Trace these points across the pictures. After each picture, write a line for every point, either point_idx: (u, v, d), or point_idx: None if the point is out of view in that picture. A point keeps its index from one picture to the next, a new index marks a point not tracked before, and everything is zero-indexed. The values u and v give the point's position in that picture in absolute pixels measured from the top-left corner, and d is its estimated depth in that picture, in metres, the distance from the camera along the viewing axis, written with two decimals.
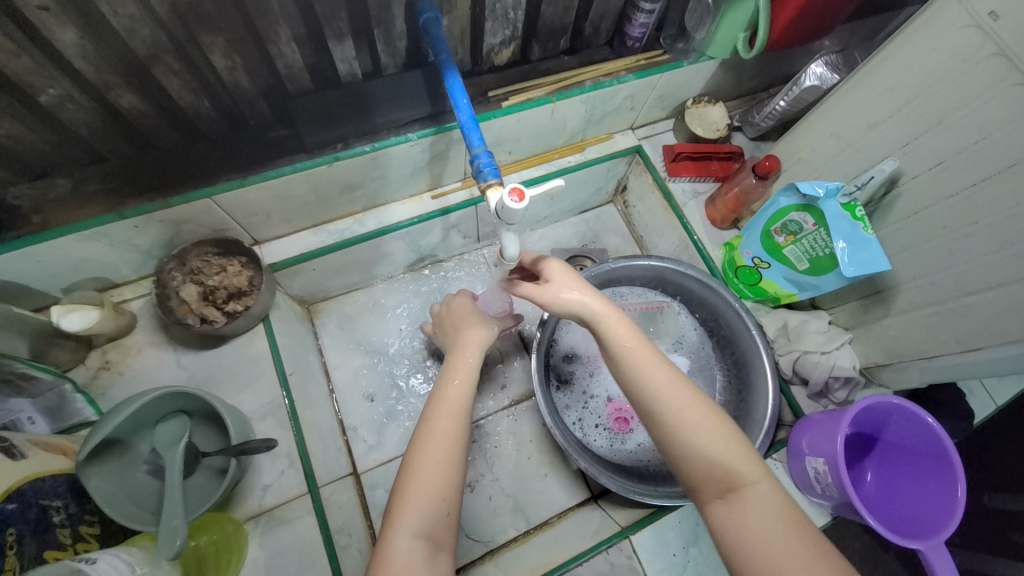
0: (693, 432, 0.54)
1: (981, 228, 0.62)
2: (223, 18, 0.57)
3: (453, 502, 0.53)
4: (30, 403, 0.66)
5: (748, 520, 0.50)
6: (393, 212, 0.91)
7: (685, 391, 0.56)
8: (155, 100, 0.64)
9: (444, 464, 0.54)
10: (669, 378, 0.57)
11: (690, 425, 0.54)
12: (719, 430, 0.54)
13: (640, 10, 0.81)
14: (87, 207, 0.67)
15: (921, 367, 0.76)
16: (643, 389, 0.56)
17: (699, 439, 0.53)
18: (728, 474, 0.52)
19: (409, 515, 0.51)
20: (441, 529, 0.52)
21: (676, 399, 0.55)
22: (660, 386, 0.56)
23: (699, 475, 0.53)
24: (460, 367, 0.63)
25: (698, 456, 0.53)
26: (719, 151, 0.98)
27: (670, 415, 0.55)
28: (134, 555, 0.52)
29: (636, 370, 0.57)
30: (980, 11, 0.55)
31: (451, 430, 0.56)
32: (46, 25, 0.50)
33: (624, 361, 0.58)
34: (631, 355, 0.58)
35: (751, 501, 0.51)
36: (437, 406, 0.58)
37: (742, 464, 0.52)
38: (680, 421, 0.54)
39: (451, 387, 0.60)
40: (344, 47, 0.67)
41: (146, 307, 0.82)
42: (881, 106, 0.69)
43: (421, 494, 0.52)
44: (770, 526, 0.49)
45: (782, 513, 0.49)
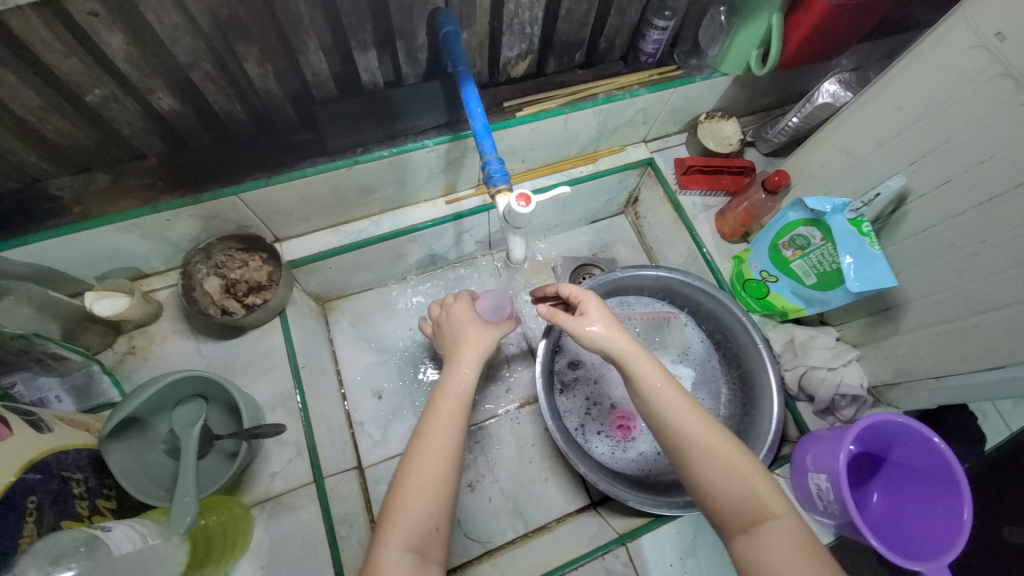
0: (717, 467, 0.57)
1: (989, 247, 0.62)
2: (258, 29, 0.61)
3: (441, 518, 0.55)
4: (59, 382, 0.71)
5: (771, 553, 0.52)
6: (408, 215, 0.94)
7: (710, 428, 0.59)
8: (192, 103, 0.68)
9: (436, 479, 0.55)
10: (695, 414, 0.60)
11: (715, 461, 0.57)
12: (742, 466, 0.57)
13: (653, 27, 0.83)
14: (124, 200, 0.71)
15: (930, 388, 0.75)
16: (669, 425, 0.60)
17: (724, 474, 0.57)
18: (752, 508, 0.55)
19: (396, 531, 0.53)
20: (429, 543, 0.54)
21: (702, 437, 0.59)
22: (684, 421, 0.59)
23: (723, 509, 0.56)
24: (458, 375, 0.63)
25: (722, 490, 0.56)
26: (730, 165, 0.99)
27: (696, 451, 0.58)
28: (146, 527, 0.55)
29: (661, 407, 0.61)
30: (988, 32, 0.56)
31: (445, 444, 0.58)
32: (96, 32, 0.54)
33: (650, 397, 0.61)
34: (656, 391, 0.62)
35: (774, 535, 0.53)
36: (430, 419, 0.59)
37: (765, 500, 0.55)
38: (705, 457, 0.58)
39: (447, 400, 0.61)
40: (368, 57, 0.71)
41: (172, 297, 0.86)
42: (889, 124, 0.70)
43: (410, 511, 0.54)
44: (792, 560, 0.51)
45: (804, 548, 0.52)
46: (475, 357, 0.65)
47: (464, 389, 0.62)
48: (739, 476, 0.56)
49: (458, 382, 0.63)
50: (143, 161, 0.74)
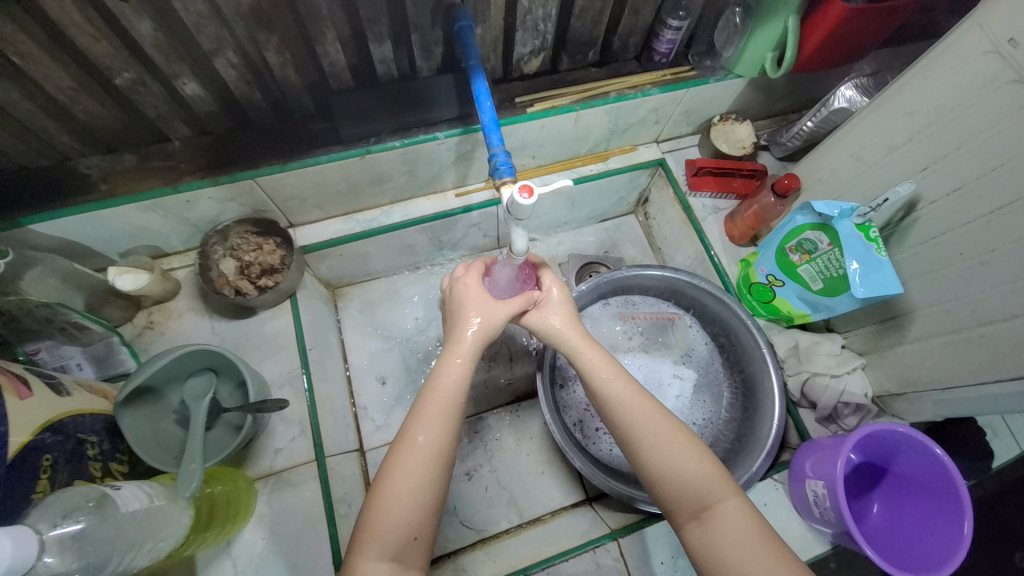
0: (666, 455, 0.58)
1: (998, 256, 0.61)
2: (278, 19, 0.64)
3: (419, 526, 0.55)
4: (80, 351, 0.74)
5: (720, 537, 0.54)
6: (417, 206, 0.96)
7: (656, 416, 0.60)
8: (214, 89, 0.71)
9: (417, 488, 0.56)
10: (643, 403, 0.61)
11: (662, 450, 0.58)
12: (689, 452, 0.58)
13: (667, 26, 0.83)
14: (148, 180, 0.75)
15: (935, 399, 0.74)
16: (619, 416, 0.61)
17: (672, 461, 0.58)
18: (700, 494, 0.56)
19: (373, 537, 0.54)
20: (407, 550, 0.54)
21: (647, 425, 0.60)
22: (630, 409, 0.61)
23: (674, 497, 0.57)
24: (450, 370, 0.62)
25: (671, 478, 0.57)
26: (742, 168, 0.98)
27: (643, 440, 0.59)
28: (154, 488, 0.57)
29: (610, 400, 0.62)
30: (1000, 37, 0.55)
31: (432, 448, 0.57)
32: (126, 17, 0.57)
33: (599, 389, 0.63)
34: (607, 383, 0.63)
35: (723, 519, 0.55)
36: (419, 422, 0.59)
37: (712, 484, 0.56)
38: (653, 445, 0.59)
39: (439, 398, 0.60)
40: (383, 50, 0.73)
41: (189, 276, 0.89)
42: (901, 129, 0.69)
43: (388, 520, 0.55)
44: (741, 542, 0.53)
45: (750, 530, 0.54)
46: (469, 350, 0.63)
47: (457, 387, 0.61)
48: (688, 462, 0.57)
49: (449, 380, 0.61)
50: (167, 144, 0.77)
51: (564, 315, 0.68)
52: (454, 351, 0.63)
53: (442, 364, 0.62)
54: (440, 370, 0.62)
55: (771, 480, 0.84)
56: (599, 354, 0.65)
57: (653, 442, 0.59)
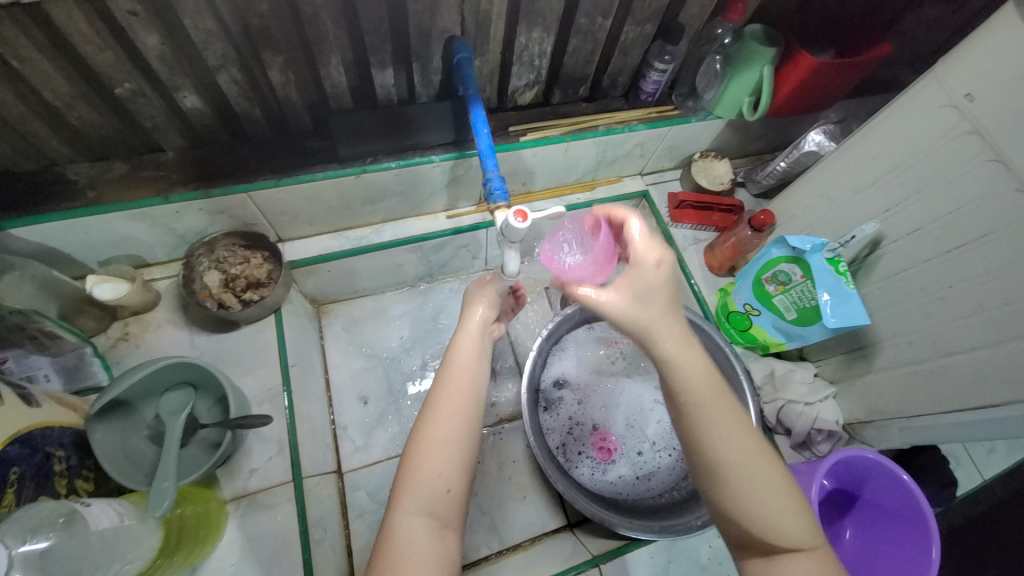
0: (759, 496, 0.49)
1: (956, 292, 0.66)
2: (284, 40, 0.66)
3: (453, 480, 0.55)
4: (49, 361, 0.70)
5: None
6: (408, 226, 0.97)
7: (755, 451, 0.51)
8: (214, 103, 0.72)
9: (448, 441, 0.56)
10: (743, 433, 0.51)
11: (754, 489, 0.49)
12: (783, 498, 0.50)
13: (653, 68, 0.88)
14: (137, 189, 0.74)
15: (901, 426, 0.78)
16: (711, 440, 0.50)
17: (765, 506, 0.49)
18: (786, 545, 0.49)
19: (406, 496, 0.54)
20: (442, 506, 0.54)
21: (740, 458, 0.50)
22: (731, 443, 0.50)
23: (750, 535, 0.50)
24: (469, 335, 0.65)
25: (755, 520, 0.49)
26: (720, 203, 1.04)
27: (736, 472, 0.50)
28: (124, 507, 0.55)
29: (705, 418, 0.51)
30: (958, 92, 0.61)
31: (458, 402, 0.58)
32: (134, 29, 0.58)
33: (695, 401, 0.51)
34: (705, 400, 0.51)
35: (803, 573, 0.48)
36: (443, 385, 0.60)
37: (801, 537, 0.49)
38: (746, 484, 0.49)
39: (460, 359, 0.62)
40: (384, 75, 0.76)
41: (170, 288, 0.87)
42: (866, 173, 0.75)
43: (423, 474, 0.55)
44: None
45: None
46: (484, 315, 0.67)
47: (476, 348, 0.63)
48: (778, 509, 0.49)
49: (468, 344, 0.64)
50: (159, 154, 0.77)
51: (663, 301, 0.53)
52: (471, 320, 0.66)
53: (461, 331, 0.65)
54: (457, 341, 0.64)
55: None
56: (703, 364, 0.52)
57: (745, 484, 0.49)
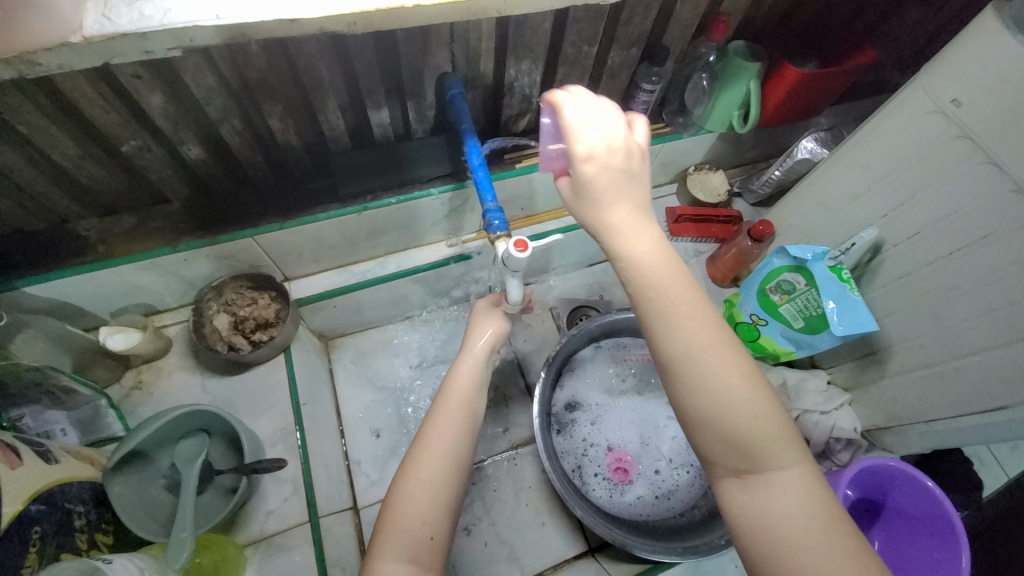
0: (725, 401, 0.46)
1: (961, 294, 0.66)
2: (283, 90, 0.68)
3: (436, 526, 0.55)
4: (65, 415, 0.72)
5: (770, 505, 0.45)
6: (411, 257, 0.98)
7: (719, 354, 0.47)
8: (216, 152, 0.74)
9: (432, 485, 0.57)
10: (703, 330, 0.47)
11: (719, 395, 0.46)
12: (750, 400, 0.46)
13: (641, 89, 0.90)
14: (147, 241, 0.76)
15: (921, 431, 0.77)
16: (668, 346, 0.47)
17: (734, 409, 0.45)
18: (756, 456, 0.46)
19: (390, 540, 0.54)
20: (424, 552, 0.54)
21: (704, 363, 0.46)
22: (696, 350, 0.46)
23: (718, 448, 0.47)
24: (463, 372, 0.66)
25: (722, 428, 0.46)
26: (719, 215, 1.05)
27: (699, 379, 0.46)
28: (145, 561, 0.55)
29: (660, 322, 0.47)
30: (943, 98, 0.62)
31: (445, 444, 0.59)
32: (138, 90, 0.60)
33: (649, 303, 0.48)
34: (657, 300, 0.48)
35: (775, 485, 0.45)
36: (435, 420, 0.61)
37: (771, 445, 0.46)
38: (711, 392, 0.46)
39: (453, 397, 0.63)
40: (380, 114, 0.78)
41: (181, 333, 0.89)
42: (861, 179, 0.76)
43: (406, 517, 0.55)
44: (795, 513, 0.44)
45: (804, 499, 0.45)
46: (480, 354, 0.69)
47: (469, 385, 0.65)
48: (748, 414, 0.46)
49: (464, 382, 0.66)
50: (167, 205, 0.79)
51: (616, 198, 0.50)
52: (467, 358, 0.68)
53: (457, 368, 0.67)
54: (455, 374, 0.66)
55: None
56: (661, 259, 0.49)
57: (710, 393, 0.46)
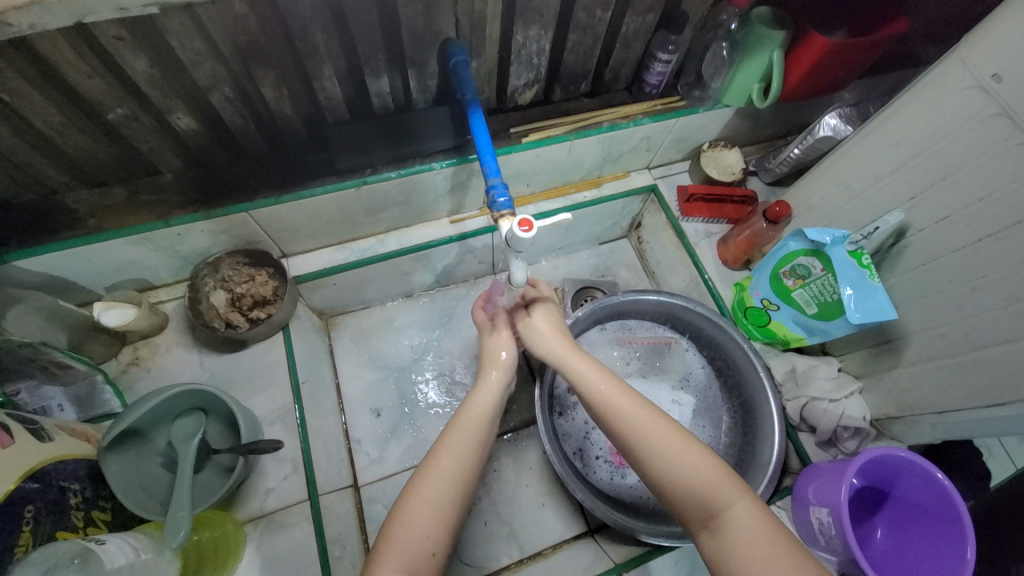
0: (674, 460, 0.57)
1: (988, 282, 0.63)
2: (277, 56, 0.64)
3: (438, 542, 0.55)
4: (61, 391, 0.71)
5: (731, 544, 0.51)
6: (412, 234, 0.95)
7: (658, 424, 0.60)
8: (208, 122, 0.71)
9: (442, 504, 0.56)
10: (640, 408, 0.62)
11: (667, 457, 0.57)
12: (694, 455, 0.57)
13: (657, 59, 0.85)
14: (138, 214, 0.74)
15: (933, 423, 0.74)
16: (622, 428, 0.61)
17: (676, 467, 0.56)
18: (706, 502, 0.54)
19: (392, 552, 0.53)
20: (423, 567, 0.53)
21: (644, 430, 0.60)
22: (640, 423, 0.60)
23: (683, 505, 0.56)
24: (481, 397, 0.66)
25: (678, 485, 0.56)
26: (733, 195, 1.01)
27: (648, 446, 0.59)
28: (140, 540, 0.54)
29: (611, 408, 0.63)
30: (984, 73, 0.58)
31: (456, 468, 0.59)
32: (121, 53, 0.57)
33: (596, 394, 0.64)
34: (602, 393, 0.64)
35: (734, 526, 0.52)
36: (444, 440, 0.61)
37: (721, 488, 0.54)
38: (660, 455, 0.58)
39: (468, 419, 0.63)
40: (379, 82, 0.74)
41: (178, 309, 0.87)
42: (888, 159, 0.72)
43: (411, 532, 0.54)
44: (754, 547, 0.50)
45: (761, 533, 0.51)
46: (497, 381, 0.68)
47: (485, 412, 0.64)
48: (693, 466, 0.56)
49: (480, 407, 0.65)
50: (159, 176, 0.76)
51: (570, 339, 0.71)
52: (486, 382, 0.68)
53: (473, 392, 0.67)
54: (473, 398, 0.66)
55: (776, 506, 0.83)
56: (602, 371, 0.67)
57: (659, 455, 0.58)
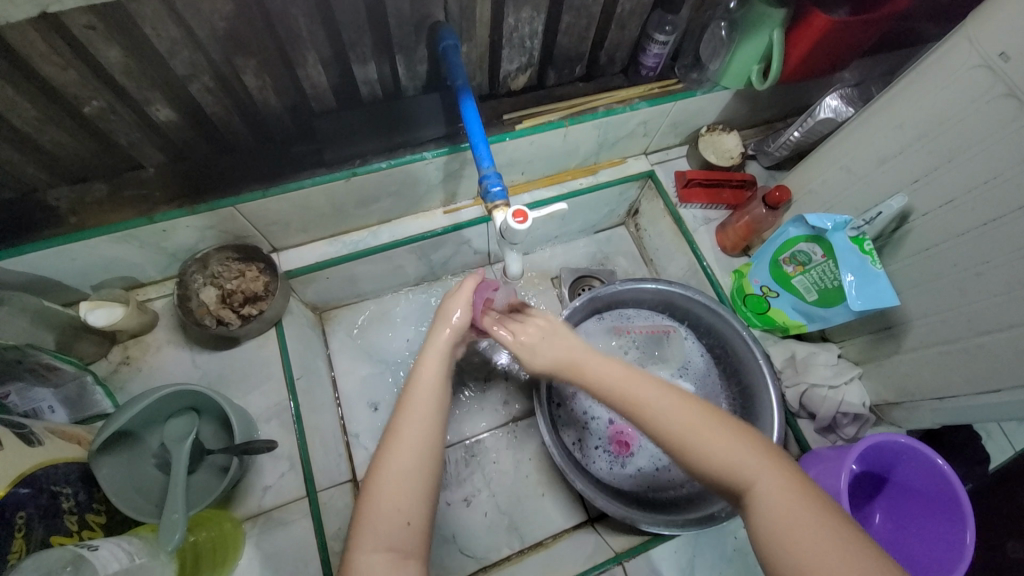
0: (699, 440, 0.54)
1: (992, 268, 0.62)
2: (258, 43, 0.62)
3: (413, 511, 0.54)
4: (52, 393, 0.70)
5: (765, 519, 0.50)
6: (405, 226, 0.94)
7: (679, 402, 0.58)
8: (189, 114, 0.68)
9: (408, 474, 0.55)
10: (658, 391, 0.59)
11: (691, 439, 0.55)
12: (713, 431, 0.55)
13: (654, 41, 0.83)
14: (121, 210, 0.71)
15: (933, 408, 0.74)
16: (644, 417, 0.58)
17: (698, 445, 0.54)
18: (736, 476, 0.52)
19: (367, 530, 0.53)
20: (404, 538, 0.53)
21: (661, 415, 0.57)
22: (661, 409, 0.57)
23: (713, 484, 0.54)
24: (429, 365, 0.63)
25: (706, 467, 0.54)
26: (730, 179, 0.99)
27: (673, 431, 0.56)
28: (134, 545, 0.54)
29: (631, 398, 0.59)
30: (991, 51, 0.56)
31: (417, 436, 0.57)
32: (93, 43, 0.54)
33: (611, 386, 0.61)
34: (619, 382, 0.61)
35: (763, 499, 0.50)
36: (401, 416, 0.59)
37: (742, 462, 0.53)
38: (685, 438, 0.55)
39: (421, 389, 0.60)
40: (367, 69, 0.71)
41: (167, 307, 0.86)
42: (891, 142, 0.70)
43: (385, 508, 0.53)
44: (787, 519, 0.48)
45: (790, 503, 0.49)
46: (447, 343, 0.65)
47: (433, 381, 0.61)
48: (718, 443, 0.54)
49: (428, 375, 0.62)
50: (141, 171, 0.74)
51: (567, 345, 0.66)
52: (431, 349, 0.64)
53: (420, 361, 0.63)
54: (419, 369, 0.63)
55: None
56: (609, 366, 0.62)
57: (685, 440, 0.55)
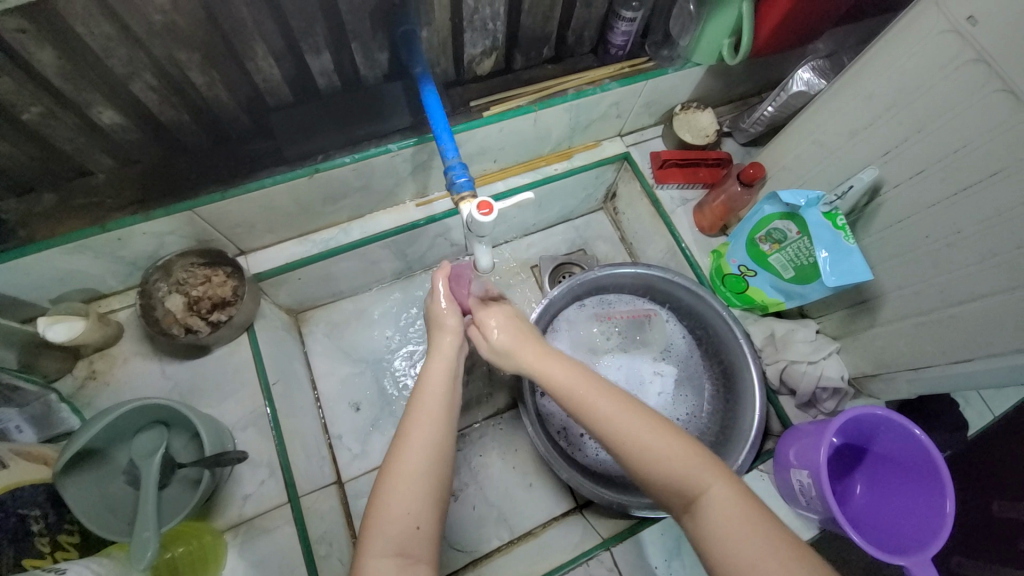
0: (645, 453, 0.55)
1: (963, 238, 0.62)
2: (201, 36, 0.58)
3: (424, 517, 0.54)
4: (18, 412, 0.67)
5: (709, 531, 0.51)
6: (378, 221, 0.91)
7: (628, 412, 0.58)
8: (135, 116, 0.65)
9: (418, 476, 0.55)
10: (610, 403, 0.58)
11: (637, 451, 0.55)
12: (663, 442, 0.55)
13: (621, 18, 0.79)
14: (72, 220, 0.68)
15: (909, 378, 0.75)
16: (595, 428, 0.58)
17: (647, 461, 0.54)
18: (682, 486, 0.53)
19: (376, 538, 0.53)
20: (414, 545, 0.53)
21: (614, 420, 0.57)
22: (604, 412, 0.58)
23: (660, 491, 0.55)
24: (435, 369, 0.63)
25: (655, 476, 0.54)
26: (706, 158, 0.97)
27: (623, 441, 0.56)
28: (102, 566, 0.53)
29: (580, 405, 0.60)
30: (959, 16, 0.55)
31: (427, 440, 0.57)
32: (25, 47, 0.51)
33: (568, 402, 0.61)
34: (573, 391, 0.60)
35: (709, 509, 0.51)
36: (410, 421, 0.59)
37: (692, 472, 0.53)
38: (630, 445, 0.56)
39: (431, 391, 0.61)
40: (321, 60, 0.68)
41: (132, 318, 0.83)
42: (862, 113, 0.69)
43: (393, 514, 0.54)
44: (728, 532, 0.50)
45: (736, 515, 0.50)
46: (452, 348, 0.66)
47: (443, 385, 0.62)
48: (671, 454, 0.54)
49: (438, 372, 0.63)
50: (90, 177, 0.70)
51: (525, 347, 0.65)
52: (437, 354, 0.65)
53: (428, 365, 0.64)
54: (426, 374, 0.63)
55: (757, 470, 0.83)
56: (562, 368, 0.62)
57: (628, 442, 0.56)
